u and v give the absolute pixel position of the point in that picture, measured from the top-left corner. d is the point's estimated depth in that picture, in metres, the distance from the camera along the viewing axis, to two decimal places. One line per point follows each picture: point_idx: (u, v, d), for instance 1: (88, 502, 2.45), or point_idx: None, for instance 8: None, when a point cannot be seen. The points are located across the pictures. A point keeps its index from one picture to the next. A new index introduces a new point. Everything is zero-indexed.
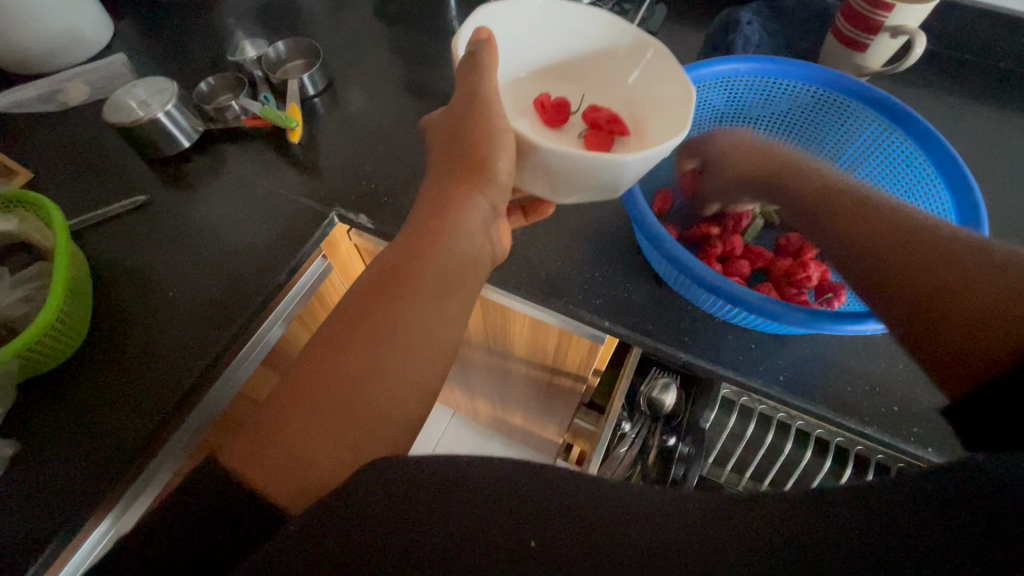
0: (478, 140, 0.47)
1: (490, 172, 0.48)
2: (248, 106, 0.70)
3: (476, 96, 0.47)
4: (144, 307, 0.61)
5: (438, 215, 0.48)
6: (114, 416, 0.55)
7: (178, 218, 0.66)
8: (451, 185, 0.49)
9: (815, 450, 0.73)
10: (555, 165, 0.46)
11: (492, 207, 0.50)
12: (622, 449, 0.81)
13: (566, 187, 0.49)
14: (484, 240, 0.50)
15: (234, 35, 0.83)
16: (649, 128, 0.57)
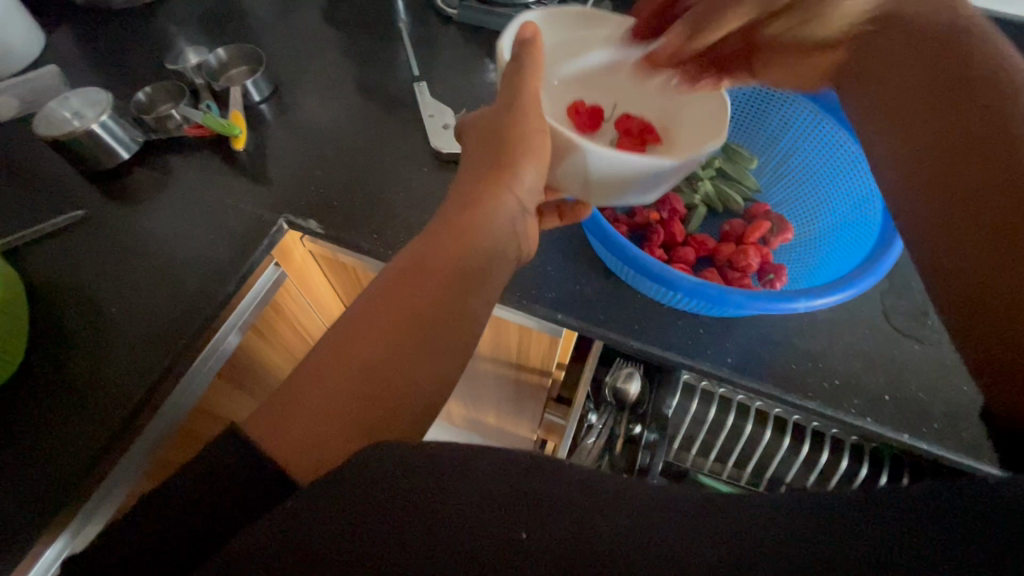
0: (516, 140, 0.49)
1: (520, 170, 0.49)
2: (189, 115, 0.68)
3: (514, 97, 0.49)
4: (86, 326, 0.59)
5: (466, 210, 0.49)
6: (56, 439, 0.53)
7: (121, 231, 0.64)
8: (482, 183, 0.50)
9: (773, 428, 0.75)
10: (597, 167, 0.49)
11: (521, 205, 0.50)
12: (590, 439, 0.79)
13: (604, 185, 0.51)
14: (511, 239, 0.50)
15: (174, 41, 0.81)
16: (680, 141, 0.63)
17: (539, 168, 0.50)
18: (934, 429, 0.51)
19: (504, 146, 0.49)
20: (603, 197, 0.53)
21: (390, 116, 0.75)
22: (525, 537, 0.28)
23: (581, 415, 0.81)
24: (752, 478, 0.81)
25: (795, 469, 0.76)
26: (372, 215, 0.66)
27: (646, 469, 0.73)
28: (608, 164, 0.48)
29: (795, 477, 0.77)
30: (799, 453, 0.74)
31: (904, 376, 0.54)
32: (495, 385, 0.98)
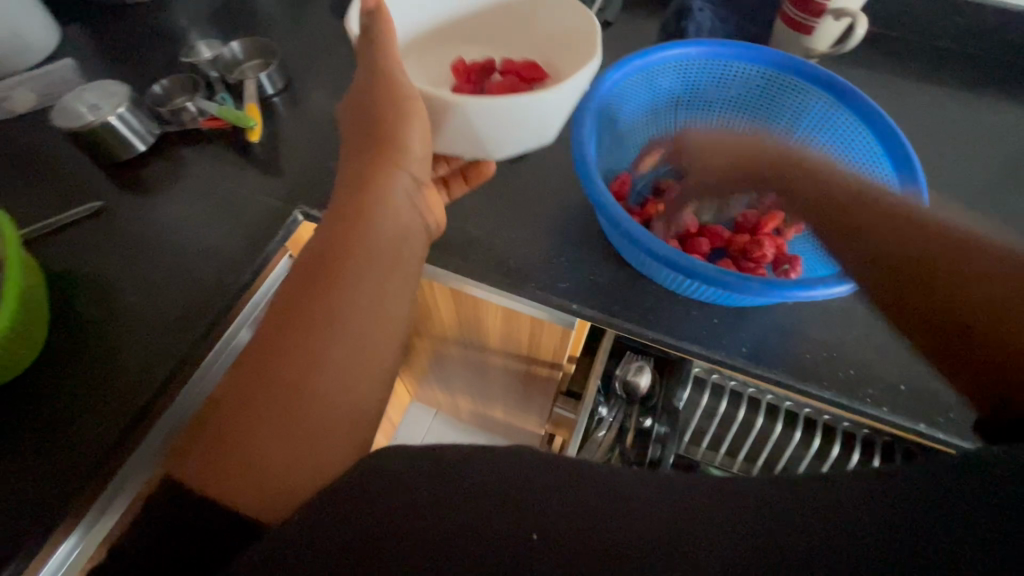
0: (382, 112, 0.50)
1: (400, 141, 0.51)
2: (204, 107, 0.69)
3: (376, 67, 0.50)
4: (104, 316, 0.59)
5: (358, 192, 0.52)
6: (76, 428, 0.54)
7: (137, 222, 0.65)
8: (371, 166, 0.52)
9: (785, 421, 0.75)
10: (483, 119, 0.50)
11: (413, 179, 0.53)
12: (600, 432, 0.80)
13: (496, 140, 0.52)
14: (411, 213, 0.54)
15: (187, 36, 0.81)
16: (559, 68, 0.61)
17: (419, 132, 0.51)
18: (950, 418, 0.51)
19: (380, 126, 0.51)
20: (499, 148, 0.54)
21: None
22: (537, 538, 0.30)
23: (592, 410, 0.81)
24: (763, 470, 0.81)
25: (806, 462, 0.76)
26: None
27: (658, 461, 0.73)
28: (490, 111, 0.49)
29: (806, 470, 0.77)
30: (810, 445, 0.75)
31: (919, 365, 0.54)
32: (505, 379, 0.99)
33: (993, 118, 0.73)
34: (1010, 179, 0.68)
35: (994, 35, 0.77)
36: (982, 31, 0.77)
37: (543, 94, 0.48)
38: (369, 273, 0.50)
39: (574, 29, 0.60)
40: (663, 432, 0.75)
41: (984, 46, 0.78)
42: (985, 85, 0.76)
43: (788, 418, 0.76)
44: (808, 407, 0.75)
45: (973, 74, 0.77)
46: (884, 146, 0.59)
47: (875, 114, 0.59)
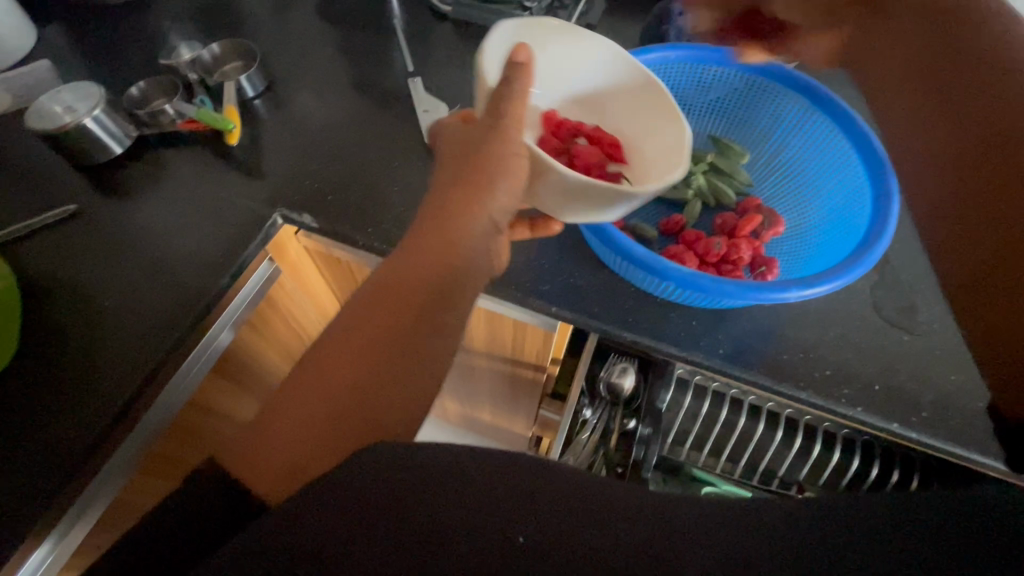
0: (491, 163, 0.49)
1: (495, 188, 0.49)
2: (183, 109, 0.68)
3: (496, 119, 0.49)
4: (78, 320, 0.59)
5: (438, 230, 0.48)
6: (49, 434, 0.53)
7: (113, 226, 0.64)
8: (457, 203, 0.49)
9: (766, 422, 0.76)
10: (574, 190, 0.50)
11: (493, 222, 0.50)
12: (585, 435, 0.81)
13: (579, 207, 0.52)
14: (484, 258, 0.50)
15: (167, 37, 0.81)
16: (646, 166, 0.60)
17: (514, 187, 0.49)
18: (923, 419, 0.52)
19: (479, 167, 0.49)
20: (571, 215, 0.54)
21: (386, 111, 0.75)
22: (524, 539, 0.30)
23: (576, 410, 0.81)
24: (745, 471, 0.82)
25: (787, 462, 0.77)
26: (367, 209, 0.66)
27: (640, 462, 0.73)
28: (583, 189, 0.49)
29: (787, 470, 0.78)
30: (793, 445, 0.75)
31: (893, 366, 0.55)
32: (492, 382, 0.99)
33: None
34: None
35: None
36: None
37: (634, 191, 0.49)
38: (433, 309, 0.45)
39: (673, 143, 0.59)
40: (646, 434, 0.75)
41: None
42: None
43: (768, 419, 0.76)
44: (789, 408, 0.76)
45: None
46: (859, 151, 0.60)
47: (849, 118, 0.61)
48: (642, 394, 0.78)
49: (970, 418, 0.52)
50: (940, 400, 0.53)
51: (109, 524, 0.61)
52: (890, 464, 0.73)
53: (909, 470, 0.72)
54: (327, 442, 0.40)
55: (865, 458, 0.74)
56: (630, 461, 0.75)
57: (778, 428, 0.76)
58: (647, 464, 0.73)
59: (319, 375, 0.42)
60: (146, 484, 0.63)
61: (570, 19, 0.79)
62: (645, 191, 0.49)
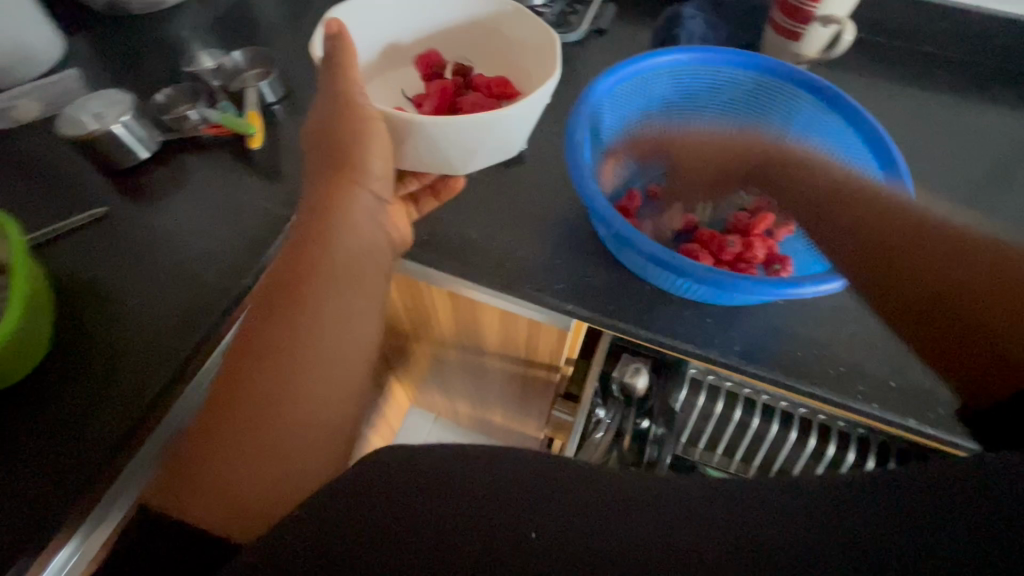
0: (343, 140, 0.55)
1: (364, 164, 0.56)
2: (206, 115, 0.70)
3: (340, 95, 0.55)
4: (106, 320, 0.60)
5: (325, 211, 0.55)
6: (80, 429, 0.54)
7: (139, 228, 0.66)
8: (334, 187, 0.56)
9: (780, 422, 0.76)
10: (442, 133, 0.55)
11: (374, 195, 0.58)
12: (598, 434, 0.80)
13: (454, 148, 0.57)
14: (375, 230, 0.58)
15: (189, 46, 0.83)
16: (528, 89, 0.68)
17: (380, 148, 0.56)
18: (940, 415, 0.52)
19: (346, 147, 0.55)
20: (466, 165, 0.60)
21: None
22: (537, 538, 0.31)
23: (590, 411, 0.81)
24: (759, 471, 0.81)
25: (803, 462, 0.77)
26: None
27: (655, 461, 0.77)
28: (450, 130, 0.55)
29: (802, 470, 0.78)
30: (809, 445, 0.75)
31: (909, 363, 0.55)
32: (504, 383, 1.00)
33: (981, 121, 0.75)
34: (997, 180, 0.69)
35: (981, 40, 0.78)
36: (970, 37, 0.78)
37: (492, 113, 0.55)
38: (329, 295, 0.55)
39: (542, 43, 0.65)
40: (660, 435, 0.75)
41: (971, 52, 0.79)
42: (972, 89, 0.78)
43: (783, 419, 0.76)
44: (803, 407, 0.76)
45: (960, 78, 0.79)
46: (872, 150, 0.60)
47: (862, 118, 0.61)
48: (656, 394, 0.78)
49: None
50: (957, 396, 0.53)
51: None
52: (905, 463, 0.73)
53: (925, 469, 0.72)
54: (272, 469, 0.52)
55: (882, 458, 0.73)
56: (645, 459, 0.78)
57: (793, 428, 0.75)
58: (661, 463, 0.77)
59: (255, 391, 0.51)
60: None
61: (581, 23, 0.80)
62: (507, 110, 0.55)
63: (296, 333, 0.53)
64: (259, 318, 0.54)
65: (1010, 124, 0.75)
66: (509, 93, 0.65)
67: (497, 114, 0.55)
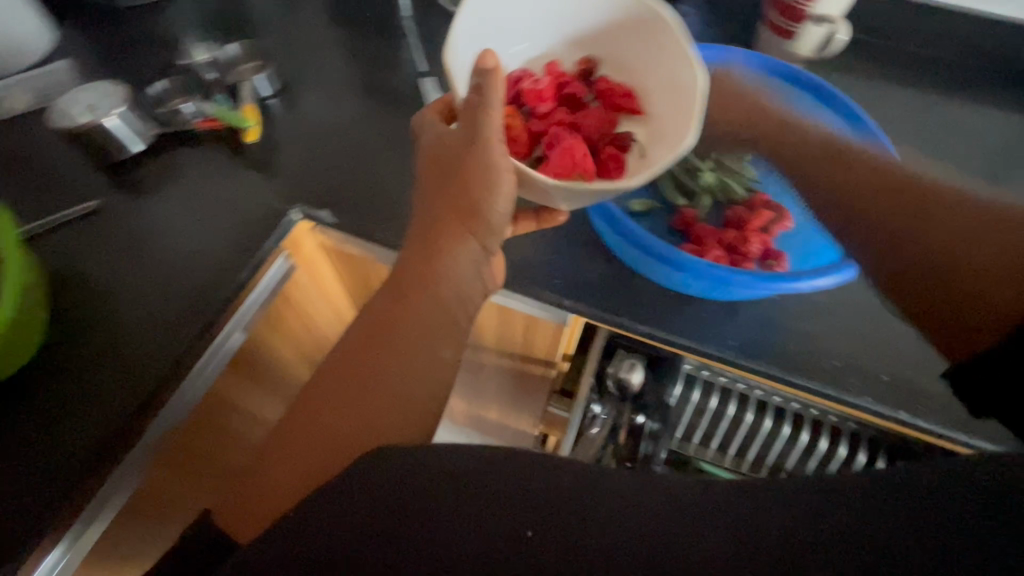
0: (474, 182, 0.49)
1: (484, 213, 0.50)
2: (202, 108, 0.69)
3: (473, 135, 0.48)
4: (102, 314, 0.60)
5: (429, 257, 0.50)
6: (76, 426, 0.54)
7: (133, 222, 0.66)
8: (444, 227, 0.50)
9: (773, 417, 0.77)
10: (569, 194, 0.49)
11: (483, 247, 0.52)
12: (593, 430, 0.80)
13: (576, 197, 0.50)
14: (476, 282, 0.52)
15: (183, 38, 0.82)
16: (654, 108, 0.62)
17: (498, 200, 0.50)
18: (926, 408, 0.53)
19: (465, 190, 0.49)
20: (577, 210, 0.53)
21: (398, 112, 0.76)
22: (532, 534, 0.32)
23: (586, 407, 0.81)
24: (752, 466, 0.82)
25: (794, 456, 0.78)
26: (380, 205, 0.67)
27: (649, 457, 0.78)
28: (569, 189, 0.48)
29: (795, 463, 0.79)
30: (802, 440, 0.76)
31: (898, 357, 0.56)
32: (501, 380, 1.00)
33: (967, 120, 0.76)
34: None
35: (970, 41, 0.79)
36: (959, 37, 0.79)
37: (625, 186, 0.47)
38: (409, 333, 0.48)
39: (679, 77, 0.59)
40: (653, 427, 0.78)
41: (960, 53, 0.80)
42: (960, 90, 0.79)
43: (775, 414, 0.77)
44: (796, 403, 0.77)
45: (950, 78, 0.80)
46: (866, 149, 0.62)
47: (856, 117, 0.62)
48: (652, 391, 0.78)
49: None
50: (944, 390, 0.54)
51: (131, 517, 0.62)
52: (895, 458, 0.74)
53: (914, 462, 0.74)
54: None
55: (870, 451, 0.74)
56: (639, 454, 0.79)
57: (785, 423, 0.76)
58: (655, 458, 0.78)
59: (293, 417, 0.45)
60: (166, 477, 0.64)
61: None
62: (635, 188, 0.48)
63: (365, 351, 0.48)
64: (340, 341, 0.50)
65: (996, 124, 0.76)
66: (632, 113, 0.62)
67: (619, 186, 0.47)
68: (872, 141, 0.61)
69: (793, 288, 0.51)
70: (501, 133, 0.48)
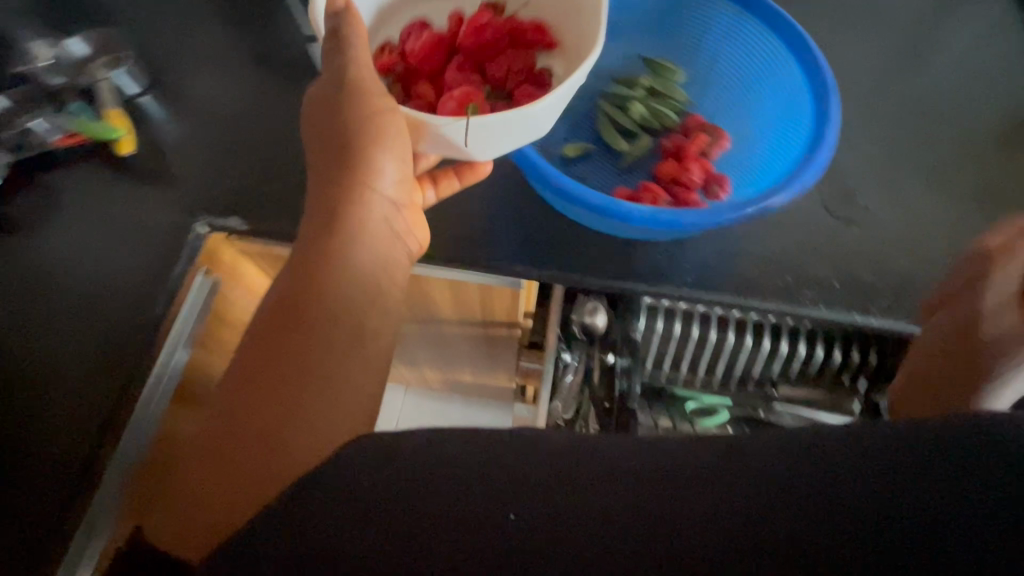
0: (356, 134, 0.47)
1: (374, 164, 0.48)
2: (58, 123, 0.59)
3: (346, 81, 0.47)
4: (9, 382, 0.54)
5: (329, 220, 0.47)
6: (16, 505, 0.50)
7: (17, 268, 0.57)
8: (339, 181, 0.48)
9: (736, 331, 0.78)
10: (464, 135, 0.46)
11: (390, 201, 0.50)
12: (568, 378, 0.79)
13: (477, 139, 0.47)
14: (391, 238, 0.50)
15: (18, 35, 0.69)
16: (569, 36, 0.57)
17: (392, 152, 0.48)
18: (875, 306, 0.55)
19: (346, 131, 0.47)
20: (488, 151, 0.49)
21: (294, 85, 0.67)
22: (516, 517, 0.26)
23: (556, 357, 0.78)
24: (722, 382, 0.83)
25: (762, 362, 0.79)
26: (296, 199, 0.61)
27: (625, 395, 0.76)
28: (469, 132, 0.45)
29: (761, 369, 0.79)
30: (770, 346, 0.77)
31: (844, 259, 0.57)
32: (470, 345, 0.99)
33: None
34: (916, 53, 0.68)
35: None
36: None
37: (527, 110, 0.45)
38: (338, 316, 0.44)
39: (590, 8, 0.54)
40: (625, 365, 0.77)
41: None
42: None
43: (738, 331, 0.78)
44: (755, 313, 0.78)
45: None
46: (792, 50, 0.58)
47: (780, 18, 0.58)
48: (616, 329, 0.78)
49: (917, 296, 0.55)
50: (890, 283, 0.56)
51: None
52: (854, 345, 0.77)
53: (869, 347, 0.77)
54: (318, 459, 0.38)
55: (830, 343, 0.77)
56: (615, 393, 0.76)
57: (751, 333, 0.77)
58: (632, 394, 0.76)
59: (225, 436, 0.39)
60: None
61: None
62: (536, 110, 0.45)
63: (294, 347, 0.42)
64: (252, 331, 0.44)
65: None
66: (546, 46, 0.57)
67: (524, 112, 0.44)
68: (798, 42, 0.58)
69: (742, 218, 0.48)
70: (368, 73, 0.47)
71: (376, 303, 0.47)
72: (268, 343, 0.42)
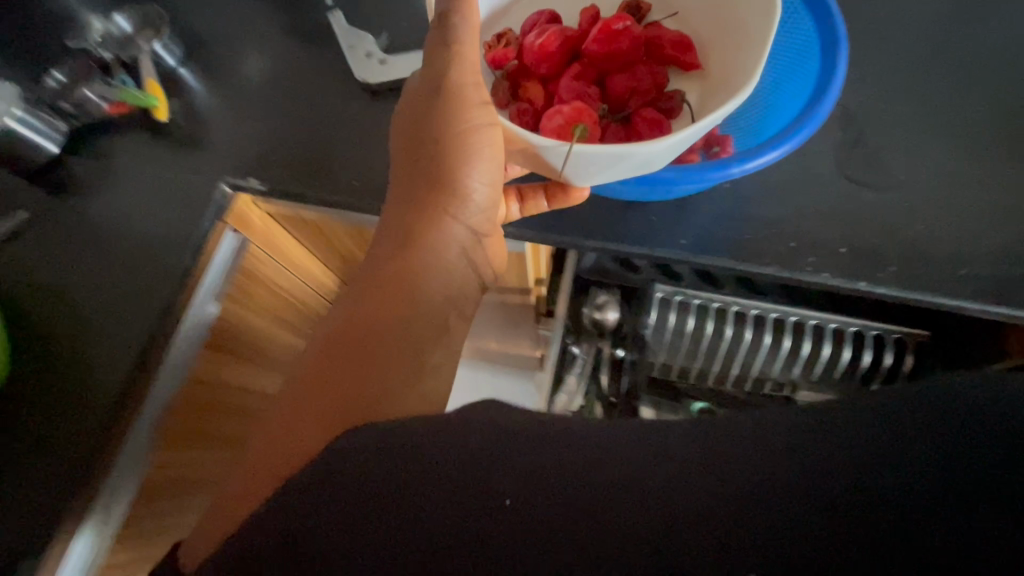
0: (449, 155, 0.49)
1: (461, 187, 0.50)
2: (105, 92, 0.65)
3: (451, 100, 0.49)
4: (62, 322, 0.61)
5: (411, 241, 0.49)
6: (63, 424, 0.58)
7: (72, 223, 0.65)
8: (425, 202, 0.50)
9: (753, 327, 0.75)
10: (572, 160, 0.46)
11: (469, 230, 0.51)
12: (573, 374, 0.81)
13: (585, 164, 0.46)
14: (465, 266, 0.52)
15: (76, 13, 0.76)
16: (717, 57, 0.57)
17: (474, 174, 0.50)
18: (882, 273, 0.52)
19: (440, 152, 0.49)
20: (593, 176, 0.49)
21: (313, 55, 0.70)
22: (509, 500, 0.28)
23: (564, 349, 0.81)
24: (736, 379, 0.81)
25: (779, 362, 0.77)
26: (310, 163, 0.65)
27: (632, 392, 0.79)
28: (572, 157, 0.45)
29: (779, 371, 0.78)
30: (789, 346, 0.75)
31: (854, 224, 0.54)
32: (489, 312, 1.01)
33: None
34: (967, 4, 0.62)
35: None
36: None
37: (641, 145, 0.43)
38: (404, 339, 0.46)
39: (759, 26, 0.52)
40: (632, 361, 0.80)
41: None
42: None
43: (756, 323, 0.75)
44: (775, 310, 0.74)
45: None
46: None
47: None
48: (628, 323, 0.78)
49: (933, 264, 0.52)
50: (905, 250, 0.53)
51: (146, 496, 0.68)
52: (884, 347, 0.74)
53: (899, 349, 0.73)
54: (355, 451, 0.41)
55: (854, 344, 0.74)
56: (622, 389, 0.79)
57: (767, 331, 0.75)
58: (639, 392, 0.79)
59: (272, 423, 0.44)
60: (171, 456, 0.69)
61: None
62: (652, 149, 0.43)
63: (352, 357, 0.44)
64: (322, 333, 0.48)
65: None
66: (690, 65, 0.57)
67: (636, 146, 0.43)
68: None
69: (717, 178, 0.47)
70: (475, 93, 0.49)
71: (442, 338, 0.48)
72: (332, 353, 0.45)
